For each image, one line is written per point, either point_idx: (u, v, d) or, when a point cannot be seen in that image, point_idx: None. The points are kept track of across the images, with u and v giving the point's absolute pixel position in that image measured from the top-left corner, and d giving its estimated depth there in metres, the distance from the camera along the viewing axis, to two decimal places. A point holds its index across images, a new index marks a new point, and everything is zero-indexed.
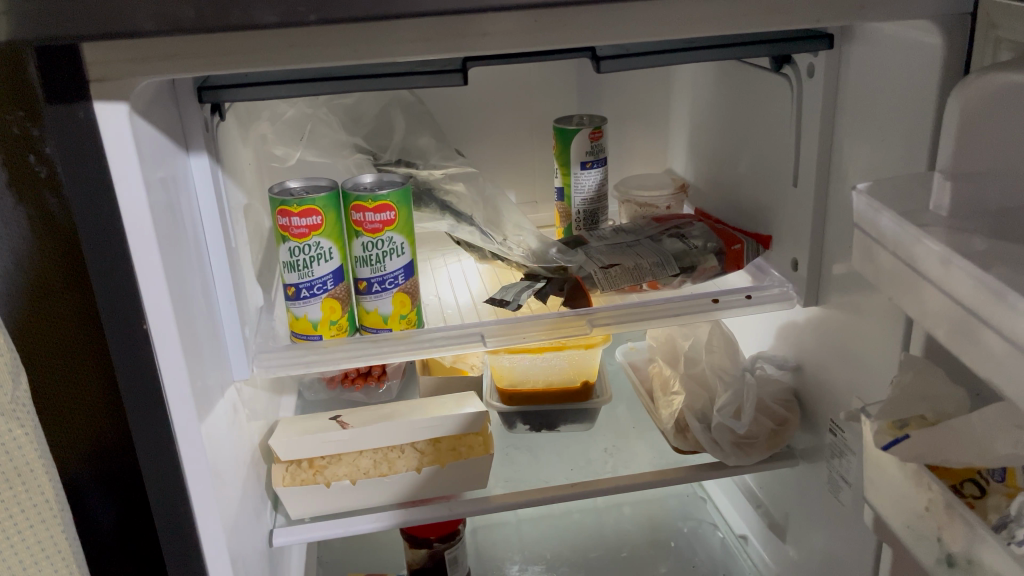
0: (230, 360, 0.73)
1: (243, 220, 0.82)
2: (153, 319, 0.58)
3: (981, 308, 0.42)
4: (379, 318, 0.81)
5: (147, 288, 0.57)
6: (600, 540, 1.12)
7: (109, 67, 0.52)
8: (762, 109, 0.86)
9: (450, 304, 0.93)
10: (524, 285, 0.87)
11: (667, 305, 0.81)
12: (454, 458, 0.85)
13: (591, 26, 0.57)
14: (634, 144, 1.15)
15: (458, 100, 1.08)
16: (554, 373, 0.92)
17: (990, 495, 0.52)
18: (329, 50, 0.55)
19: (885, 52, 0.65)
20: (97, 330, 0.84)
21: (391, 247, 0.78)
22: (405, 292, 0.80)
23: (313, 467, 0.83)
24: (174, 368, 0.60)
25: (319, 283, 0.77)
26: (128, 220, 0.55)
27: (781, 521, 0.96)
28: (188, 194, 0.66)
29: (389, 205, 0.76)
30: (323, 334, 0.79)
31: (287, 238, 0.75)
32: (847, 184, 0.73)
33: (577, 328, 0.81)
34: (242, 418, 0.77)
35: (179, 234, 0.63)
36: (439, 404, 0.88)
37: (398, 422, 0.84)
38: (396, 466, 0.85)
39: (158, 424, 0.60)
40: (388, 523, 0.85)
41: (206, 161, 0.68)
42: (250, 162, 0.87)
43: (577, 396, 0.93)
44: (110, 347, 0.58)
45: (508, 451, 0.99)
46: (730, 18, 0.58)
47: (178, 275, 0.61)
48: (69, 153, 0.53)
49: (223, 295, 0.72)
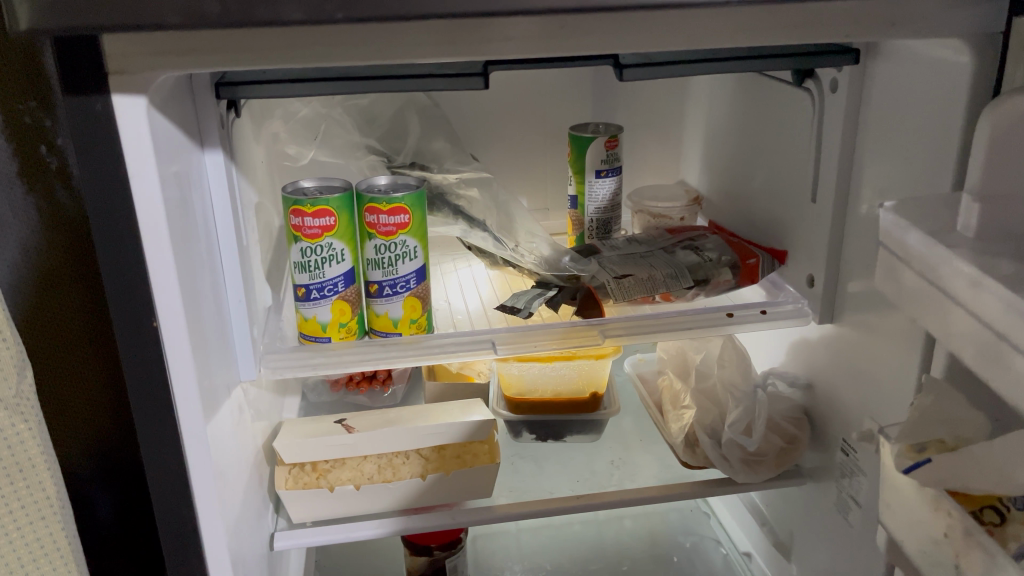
0: (238, 360, 0.72)
1: (254, 218, 0.81)
2: (163, 316, 0.57)
3: (1009, 332, 0.41)
4: (389, 321, 0.80)
5: (160, 286, 0.56)
6: (601, 553, 1.11)
7: (129, 60, 0.51)
8: (781, 123, 0.85)
9: (459, 310, 0.91)
10: (535, 292, 0.85)
11: (681, 318, 0.80)
12: (459, 466, 0.84)
13: (617, 33, 0.56)
14: (648, 154, 1.14)
15: (473, 105, 1.07)
16: (563, 383, 0.89)
17: (1009, 523, 0.49)
18: (351, 49, 0.54)
19: (913, 70, 0.64)
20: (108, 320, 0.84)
21: (404, 251, 0.77)
22: (417, 297, 0.79)
23: (316, 470, 0.82)
24: (182, 365, 0.59)
25: (330, 284, 0.77)
26: (142, 214, 0.54)
27: (786, 539, 0.95)
28: (202, 191, 0.65)
29: (404, 208, 0.75)
30: (332, 337, 0.78)
31: (299, 238, 0.74)
32: (867, 200, 0.73)
33: (589, 338, 0.79)
34: (247, 419, 0.76)
35: (194, 236, 0.62)
36: (444, 412, 0.86)
37: (404, 428, 0.83)
38: (400, 472, 0.84)
39: (165, 419, 0.60)
40: (389, 529, 0.84)
41: (220, 157, 0.67)
42: (263, 160, 0.86)
43: (585, 407, 0.91)
44: (121, 345, 0.57)
45: (513, 461, 0.96)
46: (760, 30, 0.58)
47: (189, 273, 0.60)
48: (85, 145, 0.52)
49: (233, 293, 0.71)
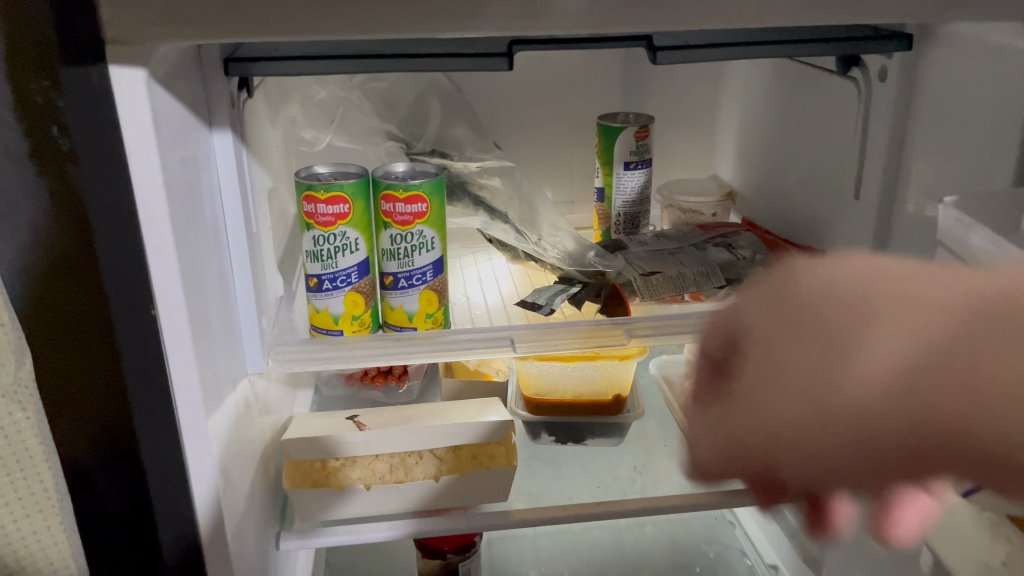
0: (245, 352, 0.69)
1: (268, 204, 0.78)
2: (162, 302, 0.54)
3: None
4: (404, 315, 0.76)
5: (160, 270, 0.53)
6: (621, 560, 1.07)
7: (129, 30, 0.48)
8: (823, 115, 0.80)
9: (478, 305, 0.88)
10: (557, 289, 0.82)
11: (710, 319, 0.76)
12: (474, 467, 0.80)
13: (653, 11, 0.52)
14: (679, 147, 1.10)
15: (498, 92, 1.03)
16: (584, 385, 0.85)
17: None
18: (365, 22, 0.50)
19: (972, 57, 0.60)
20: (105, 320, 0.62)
21: (420, 241, 0.73)
22: (433, 290, 0.76)
23: (326, 468, 0.79)
24: (181, 355, 0.56)
25: (343, 275, 0.73)
26: (140, 193, 0.51)
27: (817, 552, 0.90)
28: (208, 173, 0.62)
29: (421, 196, 0.71)
30: (344, 329, 0.75)
31: (312, 225, 0.71)
32: (915, 197, 0.68)
33: (613, 337, 0.75)
34: (254, 413, 0.73)
35: (199, 219, 0.59)
36: (460, 411, 0.83)
37: (418, 427, 0.79)
38: (412, 472, 0.80)
39: (164, 413, 0.56)
40: (400, 531, 0.80)
41: (229, 138, 0.63)
42: (279, 145, 0.83)
43: (606, 410, 0.87)
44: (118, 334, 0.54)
45: (532, 463, 0.92)
46: (808, 10, 0.53)
47: (193, 258, 0.57)
48: (81, 119, 0.48)
49: (240, 281, 0.68)
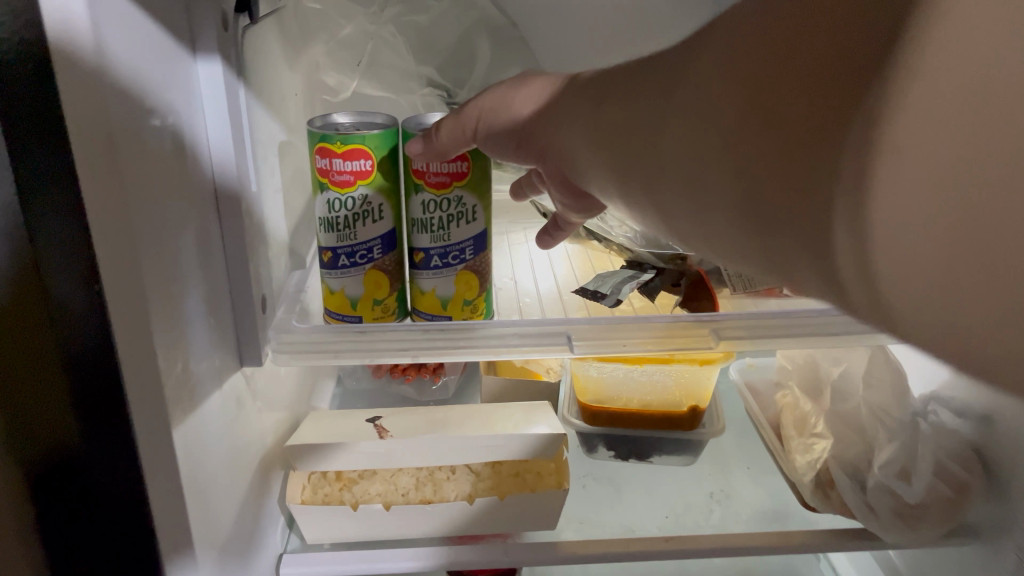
0: (239, 342, 0.55)
1: (278, 160, 0.65)
2: (115, 303, 0.37)
3: None
4: (436, 302, 0.62)
5: (110, 257, 0.37)
6: None
7: None
8: None
9: (528, 292, 0.73)
10: (626, 274, 0.67)
11: (818, 319, 0.60)
12: (517, 488, 0.67)
13: None
14: None
15: None
16: (654, 392, 0.70)
17: None
18: None
19: None
20: (72, 192, 0.34)
21: (458, 211, 0.60)
22: (472, 271, 0.62)
23: (340, 480, 0.67)
24: (143, 367, 0.40)
25: (363, 249, 0.60)
26: (79, 142, 0.34)
27: None
28: (192, 112, 0.47)
29: (462, 154, 0.58)
30: (363, 316, 0.62)
31: (325, 186, 0.57)
32: None
33: (700, 340, 0.60)
34: (250, 412, 0.59)
35: (179, 176, 0.45)
36: (503, 417, 0.69)
37: (451, 437, 0.65)
38: (442, 489, 0.67)
39: (106, 447, 0.41)
40: (427, 562, 0.66)
41: (219, 70, 0.48)
42: (298, 91, 0.70)
43: (679, 424, 0.72)
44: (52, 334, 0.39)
45: (585, 483, 0.78)
46: None
47: (168, 223, 0.43)
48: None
49: (232, 255, 0.53)
